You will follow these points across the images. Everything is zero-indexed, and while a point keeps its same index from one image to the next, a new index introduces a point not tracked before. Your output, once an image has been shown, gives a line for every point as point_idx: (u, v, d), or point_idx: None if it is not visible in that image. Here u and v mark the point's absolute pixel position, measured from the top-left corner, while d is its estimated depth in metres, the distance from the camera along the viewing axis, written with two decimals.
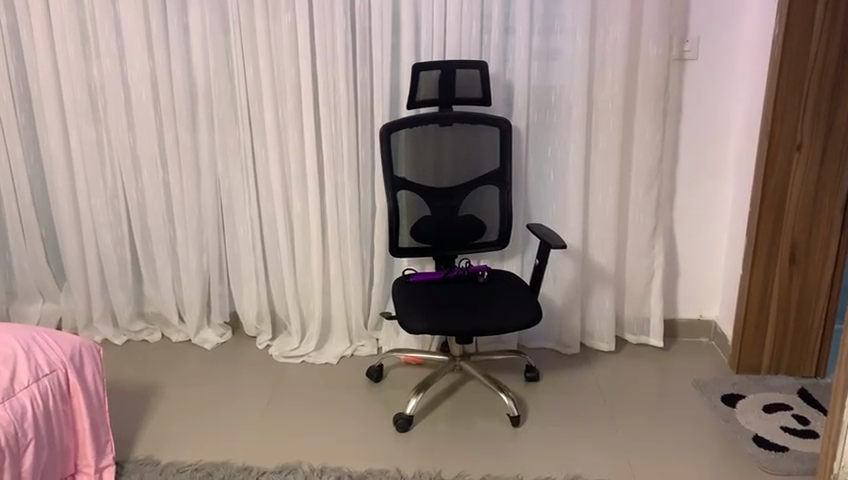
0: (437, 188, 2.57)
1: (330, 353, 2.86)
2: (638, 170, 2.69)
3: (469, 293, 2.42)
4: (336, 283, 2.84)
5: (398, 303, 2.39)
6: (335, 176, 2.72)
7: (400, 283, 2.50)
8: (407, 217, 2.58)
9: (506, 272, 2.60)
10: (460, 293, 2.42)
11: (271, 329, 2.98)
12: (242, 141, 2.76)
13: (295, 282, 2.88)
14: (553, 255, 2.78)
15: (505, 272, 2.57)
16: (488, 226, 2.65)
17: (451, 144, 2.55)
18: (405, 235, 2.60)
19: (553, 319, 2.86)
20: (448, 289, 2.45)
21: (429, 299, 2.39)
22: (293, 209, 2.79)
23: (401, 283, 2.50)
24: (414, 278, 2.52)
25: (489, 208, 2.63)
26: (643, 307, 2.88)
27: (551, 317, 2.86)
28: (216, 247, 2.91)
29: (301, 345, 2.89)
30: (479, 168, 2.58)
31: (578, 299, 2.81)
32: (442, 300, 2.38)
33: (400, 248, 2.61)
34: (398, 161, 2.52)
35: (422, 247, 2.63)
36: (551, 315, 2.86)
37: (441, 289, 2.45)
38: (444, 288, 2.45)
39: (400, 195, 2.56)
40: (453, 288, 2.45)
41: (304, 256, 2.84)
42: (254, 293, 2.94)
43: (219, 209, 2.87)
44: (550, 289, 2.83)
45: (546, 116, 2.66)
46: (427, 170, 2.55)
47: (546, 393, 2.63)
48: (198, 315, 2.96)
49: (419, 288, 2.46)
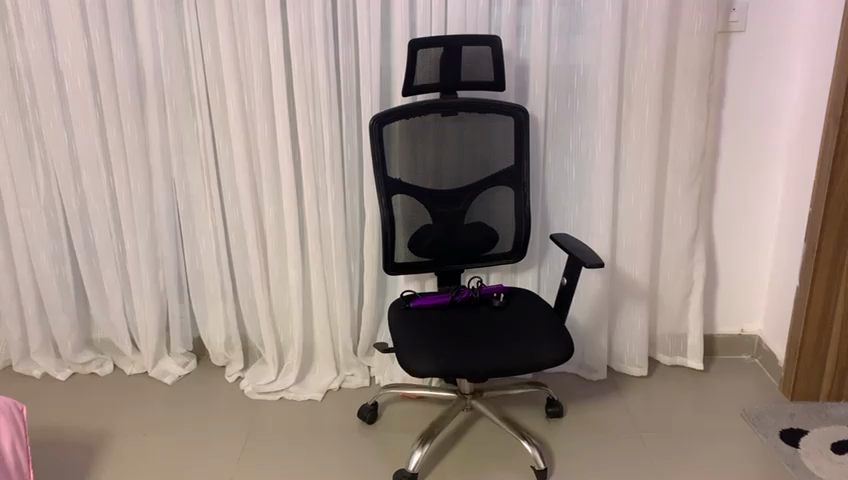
0: (440, 192, 2.13)
1: (314, 387, 2.42)
2: (678, 164, 2.26)
3: (483, 320, 2.00)
4: (319, 304, 2.40)
5: (397, 335, 1.96)
6: (315, 177, 2.27)
7: (399, 309, 2.05)
8: (404, 226, 2.14)
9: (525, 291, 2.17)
10: (472, 321, 1.99)
11: (243, 357, 2.53)
12: (202, 135, 2.29)
13: (270, 303, 2.43)
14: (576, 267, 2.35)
15: (524, 291, 2.15)
16: (501, 235, 2.21)
17: (456, 138, 2.10)
18: (401, 248, 2.16)
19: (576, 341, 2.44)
20: (458, 315, 2.02)
21: (434, 329, 1.96)
22: (265, 216, 2.33)
23: (399, 308, 2.05)
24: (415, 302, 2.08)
25: (503, 214, 2.19)
26: (679, 324, 2.47)
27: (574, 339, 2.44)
28: (175, 262, 2.44)
29: (280, 376, 2.44)
30: (490, 166, 2.14)
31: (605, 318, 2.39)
32: (450, 331, 1.95)
33: (396, 264, 2.17)
34: (392, 160, 2.08)
35: (423, 263, 2.19)
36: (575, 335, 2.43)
37: (450, 315, 2.02)
38: (453, 314, 2.02)
39: (395, 200, 2.11)
40: (463, 315, 2.02)
41: (280, 271, 2.39)
42: (222, 315, 2.49)
43: (177, 217, 2.40)
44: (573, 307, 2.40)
45: (569, 102, 2.22)
46: (427, 169, 2.11)
47: (574, 432, 2.22)
48: (155, 343, 2.50)
49: (422, 315, 2.02)
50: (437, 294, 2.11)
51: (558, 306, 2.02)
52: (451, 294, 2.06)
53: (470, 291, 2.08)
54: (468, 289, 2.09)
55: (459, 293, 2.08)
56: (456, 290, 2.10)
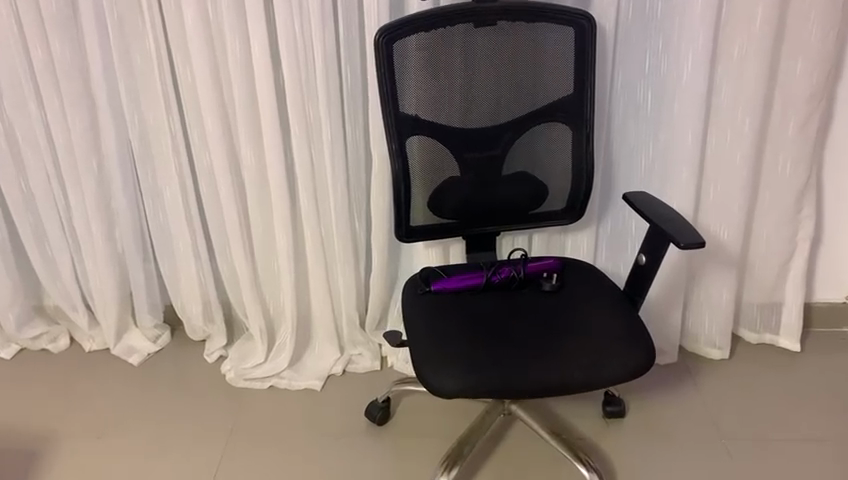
0: (471, 132, 1.58)
1: (312, 371, 1.95)
2: (793, 91, 1.68)
3: (530, 311, 1.47)
4: (315, 270, 1.91)
5: (415, 331, 1.44)
6: (305, 111, 1.72)
7: (415, 292, 1.55)
8: (422, 181, 1.61)
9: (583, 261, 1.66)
10: (515, 313, 1.47)
11: (224, 331, 2.06)
12: (155, 57, 1.73)
13: (254, 268, 1.93)
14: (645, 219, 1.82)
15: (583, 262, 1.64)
16: (551, 191, 1.67)
17: (493, 57, 1.53)
18: (419, 208, 1.64)
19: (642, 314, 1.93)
20: (495, 303, 1.50)
21: (463, 322, 1.45)
22: (242, 161, 1.80)
23: (415, 292, 1.55)
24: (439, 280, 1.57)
25: (554, 163, 1.64)
26: (773, 293, 1.94)
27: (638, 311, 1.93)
28: (133, 219, 1.93)
29: (270, 359, 1.95)
30: (539, 95, 1.57)
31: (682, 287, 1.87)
32: (485, 326, 1.44)
33: (410, 228, 1.66)
34: (406, 88, 1.52)
35: (447, 225, 1.68)
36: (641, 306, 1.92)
37: (485, 303, 1.50)
38: (489, 302, 1.50)
39: (411, 142, 1.57)
40: (503, 302, 1.50)
41: (265, 230, 1.88)
42: (197, 282, 2.00)
43: (133, 163, 1.89)
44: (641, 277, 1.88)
45: (648, 6, 1.62)
46: (453, 100, 1.55)
47: (642, 439, 1.74)
48: (116, 316, 2.04)
49: (447, 301, 1.51)
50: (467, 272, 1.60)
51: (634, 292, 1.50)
52: (486, 275, 1.53)
53: (513, 268, 1.55)
54: (510, 266, 1.55)
55: (498, 272, 1.54)
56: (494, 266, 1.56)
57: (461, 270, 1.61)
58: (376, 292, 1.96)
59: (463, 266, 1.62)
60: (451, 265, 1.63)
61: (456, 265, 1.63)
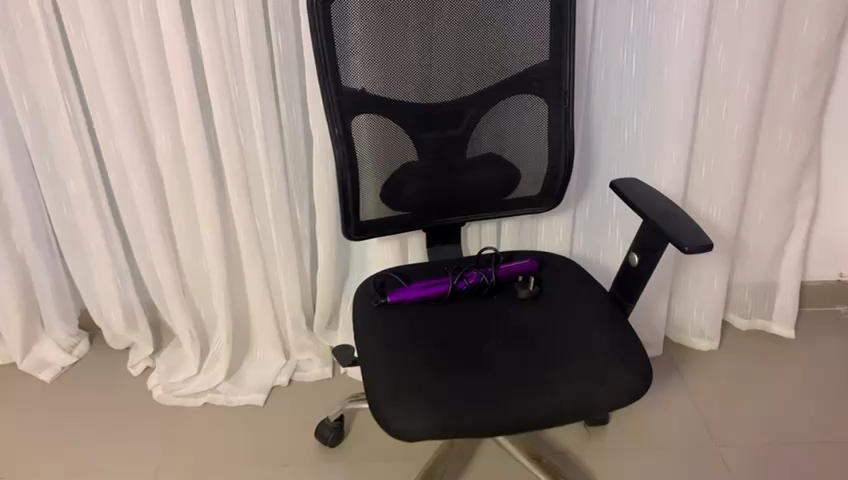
0: (429, 108, 1.33)
1: (253, 383, 1.70)
2: (798, 53, 1.47)
3: (503, 324, 1.24)
4: (253, 270, 1.64)
5: (369, 354, 1.20)
6: (229, 86, 1.43)
7: (368, 303, 1.30)
8: (373, 169, 1.35)
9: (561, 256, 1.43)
10: (487, 327, 1.24)
11: (151, 339, 1.79)
12: (40, 23, 1.41)
13: (180, 268, 1.66)
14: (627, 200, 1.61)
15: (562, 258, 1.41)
16: (523, 175, 1.43)
17: (452, 19, 1.26)
18: (370, 201, 1.38)
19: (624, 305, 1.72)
20: (463, 315, 1.27)
21: (427, 342, 1.21)
22: (157, 147, 1.51)
23: (368, 304, 1.30)
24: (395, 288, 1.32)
25: (527, 142, 1.40)
26: (765, 275, 1.76)
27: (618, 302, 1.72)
28: (32, 217, 1.63)
29: (204, 371, 1.71)
30: (506, 63, 1.32)
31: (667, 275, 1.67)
32: (453, 346, 1.20)
33: (360, 224, 1.40)
34: (349, 58, 1.25)
35: (403, 218, 1.43)
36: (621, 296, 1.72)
37: (451, 315, 1.27)
38: (456, 313, 1.27)
39: (357, 122, 1.31)
40: (471, 314, 1.27)
41: (190, 225, 1.60)
42: (114, 285, 1.72)
43: (25, 151, 1.58)
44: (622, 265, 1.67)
45: None
46: (405, 71, 1.28)
47: (628, 452, 1.55)
48: (21, 327, 1.75)
49: (407, 314, 1.27)
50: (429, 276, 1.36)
51: (625, 295, 1.28)
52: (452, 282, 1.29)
53: (483, 273, 1.31)
54: (479, 270, 1.31)
55: (465, 278, 1.30)
56: (460, 269, 1.32)
57: (421, 273, 1.36)
58: (323, 290, 1.71)
59: (422, 269, 1.38)
60: (409, 267, 1.39)
61: (414, 267, 1.39)
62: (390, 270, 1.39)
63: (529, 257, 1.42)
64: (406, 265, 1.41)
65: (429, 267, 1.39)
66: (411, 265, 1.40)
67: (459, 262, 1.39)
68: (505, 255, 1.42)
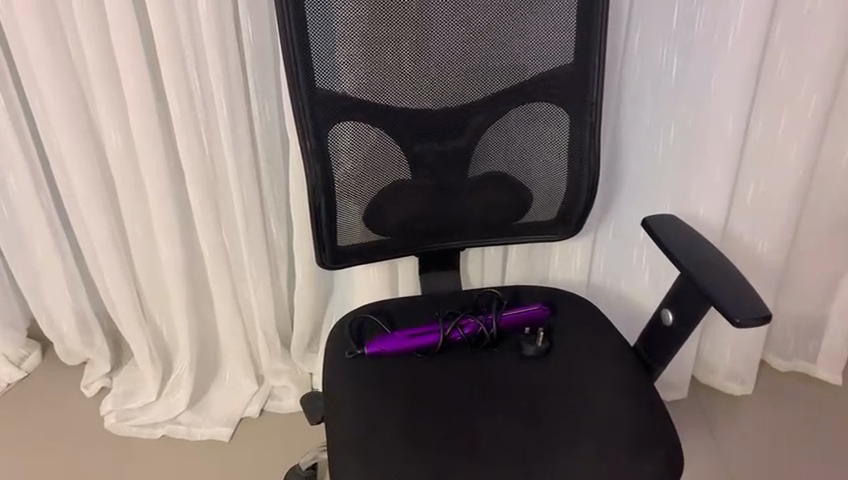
0: (425, 115, 1.09)
1: (219, 413, 1.50)
2: None
3: (504, 387, 1.02)
4: (219, 286, 1.43)
5: (339, 421, 0.98)
6: (188, 78, 1.20)
7: (341, 353, 1.08)
8: (354, 188, 1.12)
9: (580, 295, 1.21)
10: (483, 390, 1.02)
11: (108, 355, 1.59)
12: None
13: (137, 281, 1.45)
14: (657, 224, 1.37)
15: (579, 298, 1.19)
16: (537, 198, 1.20)
17: (455, 6, 1.02)
18: (350, 225, 1.15)
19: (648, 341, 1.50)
20: (455, 372, 1.04)
21: (409, 406, 0.99)
22: (107, 145, 1.28)
23: (342, 353, 1.08)
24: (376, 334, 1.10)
25: (542, 160, 1.16)
26: (811, 312, 1.52)
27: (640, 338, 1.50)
28: None
29: (164, 398, 1.50)
30: (519, 63, 1.08)
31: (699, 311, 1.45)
32: (440, 413, 0.98)
33: (339, 250, 1.17)
34: (326, 52, 1.01)
35: (391, 242, 1.20)
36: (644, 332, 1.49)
37: (442, 373, 1.04)
38: (446, 370, 1.05)
39: (334, 132, 1.07)
40: (466, 372, 1.04)
41: (147, 235, 1.38)
42: (64, 296, 1.51)
43: None
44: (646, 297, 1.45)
45: None
46: (396, 70, 1.04)
47: None
48: None
49: (387, 368, 1.05)
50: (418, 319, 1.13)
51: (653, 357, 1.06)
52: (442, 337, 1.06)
53: (482, 322, 1.08)
54: (477, 319, 1.08)
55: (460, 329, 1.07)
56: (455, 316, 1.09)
57: (408, 316, 1.14)
58: (302, 310, 1.49)
59: (410, 308, 1.15)
60: (395, 304, 1.17)
61: (401, 304, 1.16)
62: (372, 306, 1.17)
63: (540, 297, 1.19)
64: (391, 301, 1.18)
65: (420, 304, 1.16)
66: (398, 301, 1.18)
67: (455, 301, 1.16)
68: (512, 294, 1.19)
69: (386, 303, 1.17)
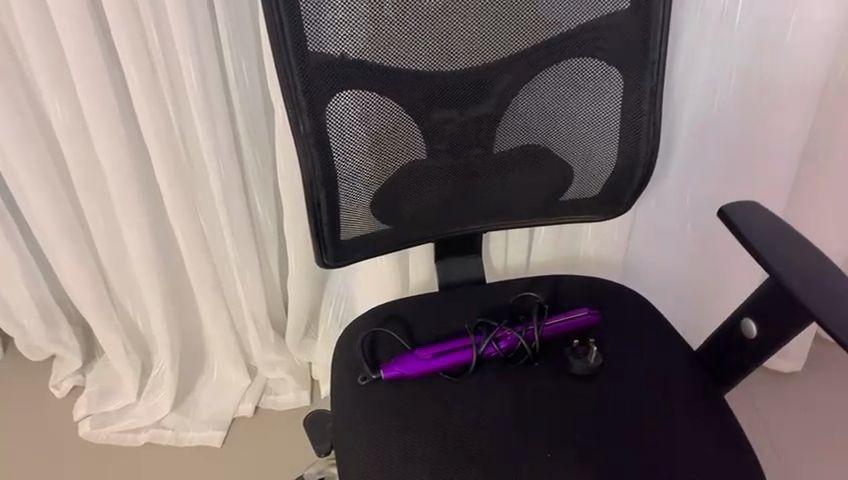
0: (445, 77, 0.87)
1: (209, 413, 1.33)
2: None
3: (552, 413, 0.85)
4: (201, 276, 1.23)
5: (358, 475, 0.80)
6: (146, 39, 0.97)
7: (352, 377, 0.90)
8: (358, 172, 0.90)
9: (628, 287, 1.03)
10: (527, 416, 0.84)
11: (78, 351, 1.40)
12: None
13: (104, 273, 1.25)
14: (701, 190, 1.18)
15: (628, 293, 1.01)
16: (577, 172, 1.00)
17: None
18: (354, 216, 0.94)
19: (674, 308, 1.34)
20: (492, 395, 0.87)
21: (440, 442, 0.82)
22: (53, 120, 1.06)
23: (354, 377, 0.90)
24: (393, 351, 0.91)
25: (585, 127, 0.95)
26: None
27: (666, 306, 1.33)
28: None
29: (145, 399, 1.33)
30: (560, 7, 0.86)
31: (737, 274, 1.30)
32: (479, 449, 0.81)
33: (340, 247, 0.96)
34: (319, 4, 0.77)
35: (403, 230, 0.99)
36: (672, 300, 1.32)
37: (475, 396, 0.86)
38: (481, 392, 0.87)
39: (331, 107, 0.84)
40: (504, 394, 0.87)
41: (112, 223, 1.17)
42: (22, 289, 1.31)
43: None
44: (681, 266, 1.28)
45: None
46: (408, 23, 0.81)
47: None
48: None
49: (409, 394, 0.87)
50: (441, 328, 0.95)
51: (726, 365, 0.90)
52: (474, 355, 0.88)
53: (521, 334, 0.90)
54: (515, 330, 0.90)
55: (494, 343, 0.89)
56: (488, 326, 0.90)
57: (429, 324, 0.95)
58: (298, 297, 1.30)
59: (429, 313, 0.97)
60: (410, 308, 0.98)
61: (417, 307, 0.98)
62: (383, 311, 0.98)
63: (581, 293, 1.01)
64: (405, 303, 0.99)
65: (441, 307, 0.98)
66: (412, 302, 0.99)
67: (483, 301, 0.98)
68: (549, 290, 1.01)
69: (399, 305, 0.99)
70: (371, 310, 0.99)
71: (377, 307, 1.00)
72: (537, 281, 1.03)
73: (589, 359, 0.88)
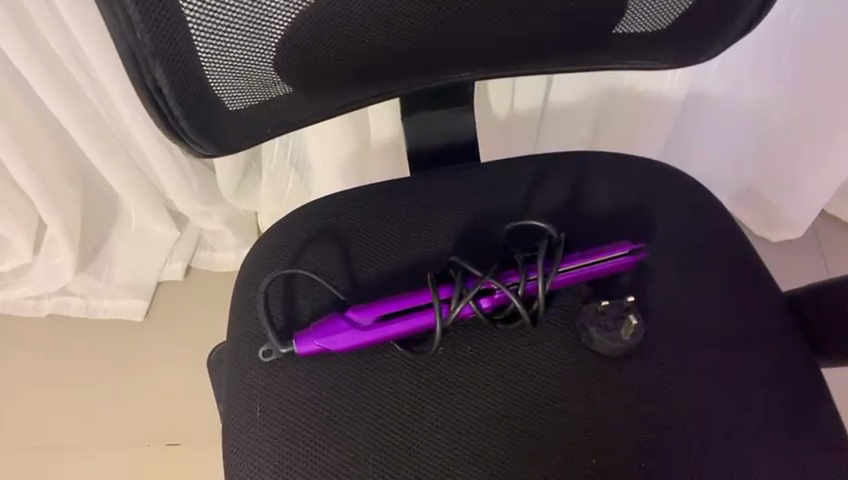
0: None
1: (126, 276, 1.06)
2: None
3: (563, 412, 0.55)
4: (76, 108, 0.88)
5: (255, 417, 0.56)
6: None
7: (254, 347, 0.58)
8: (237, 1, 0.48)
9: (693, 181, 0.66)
10: (524, 417, 0.55)
11: None
12: None
13: None
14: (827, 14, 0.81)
15: (693, 196, 0.65)
16: None
17: None
18: (241, 81, 0.54)
19: (724, 168, 1.03)
20: (472, 377, 0.56)
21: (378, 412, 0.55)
22: None
23: (257, 347, 0.58)
24: (317, 305, 0.59)
25: None
26: None
27: (723, 149, 1.01)
28: None
29: (42, 259, 1.04)
30: None
31: (824, 157, 0.94)
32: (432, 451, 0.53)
33: (225, 125, 0.56)
34: None
35: (337, 87, 0.59)
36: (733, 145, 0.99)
37: (447, 378, 0.56)
38: (456, 372, 0.56)
39: None
40: (492, 377, 0.56)
41: None
42: None
43: None
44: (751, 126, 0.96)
45: None
46: None
47: None
48: None
49: (343, 374, 0.56)
50: (396, 260, 0.61)
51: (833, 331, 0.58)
52: (439, 326, 0.55)
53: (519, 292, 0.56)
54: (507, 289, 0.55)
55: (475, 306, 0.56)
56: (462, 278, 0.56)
57: (377, 254, 0.61)
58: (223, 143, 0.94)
59: (378, 233, 0.62)
60: (350, 221, 0.63)
61: (362, 219, 0.63)
62: (309, 225, 0.63)
63: (620, 196, 0.64)
64: (341, 206, 0.64)
65: (398, 220, 0.63)
66: (353, 205, 0.64)
67: (463, 212, 0.63)
68: (571, 190, 0.64)
69: (333, 213, 0.64)
70: (290, 219, 0.64)
71: (299, 210, 0.65)
72: (551, 165, 0.66)
73: (622, 339, 0.56)
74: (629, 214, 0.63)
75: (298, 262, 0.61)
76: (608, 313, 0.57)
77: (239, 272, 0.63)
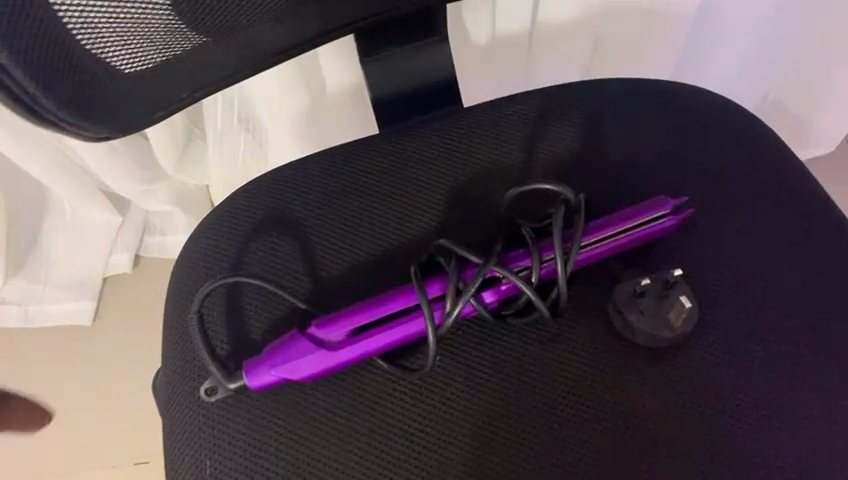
0: None
1: (66, 275, 0.92)
2: None
3: (608, 419, 0.42)
4: None
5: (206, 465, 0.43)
6: None
7: (193, 384, 0.45)
8: None
9: (727, 109, 0.53)
10: (557, 428, 0.42)
11: None
12: None
13: None
14: None
15: (729, 130, 0.52)
16: None
17: None
18: (137, 38, 0.39)
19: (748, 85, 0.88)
20: (485, 386, 0.43)
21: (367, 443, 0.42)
22: None
23: (197, 383, 0.45)
24: (270, 318, 0.46)
25: None
26: None
27: (743, 64, 0.86)
28: None
29: None
30: None
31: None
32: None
33: (117, 96, 0.42)
34: None
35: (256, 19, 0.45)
36: (753, 56, 0.85)
37: (452, 391, 0.43)
38: (463, 382, 0.43)
39: None
40: (511, 383, 0.43)
41: None
42: None
43: None
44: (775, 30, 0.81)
45: None
46: None
47: None
48: None
49: (312, 400, 0.43)
50: (365, 250, 0.48)
51: None
52: (430, 331, 0.42)
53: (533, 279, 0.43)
54: (516, 276, 0.42)
55: (476, 303, 0.43)
56: (457, 267, 0.43)
57: (341, 245, 0.48)
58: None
59: (341, 218, 0.49)
60: (303, 206, 0.50)
61: (318, 204, 0.50)
62: (251, 217, 0.50)
63: (640, 139, 0.52)
64: (290, 189, 0.51)
65: (364, 199, 0.50)
66: (306, 186, 0.51)
67: (445, 181, 0.50)
68: (580, 135, 0.51)
69: (281, 200, 0.50)
70: (226, 212, 0.51)
71: (236, 199, 0.51)
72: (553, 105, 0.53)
73: (674, 328, 0.43)
74: (653, 158, 0.51)
75: (242, 267, 0.48)
76: (650, 295, 0.44)
77: (169, 288, 0.50)
